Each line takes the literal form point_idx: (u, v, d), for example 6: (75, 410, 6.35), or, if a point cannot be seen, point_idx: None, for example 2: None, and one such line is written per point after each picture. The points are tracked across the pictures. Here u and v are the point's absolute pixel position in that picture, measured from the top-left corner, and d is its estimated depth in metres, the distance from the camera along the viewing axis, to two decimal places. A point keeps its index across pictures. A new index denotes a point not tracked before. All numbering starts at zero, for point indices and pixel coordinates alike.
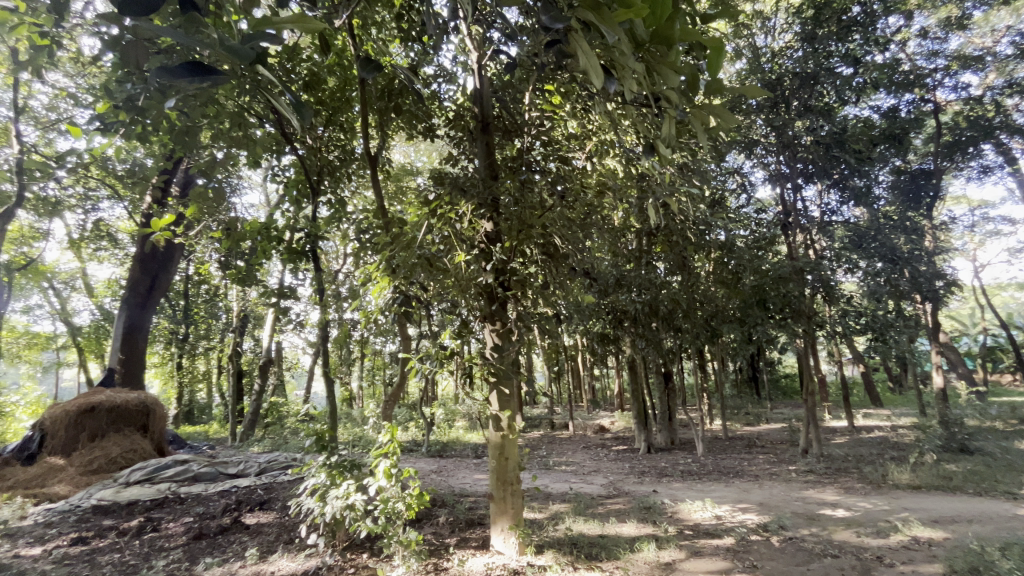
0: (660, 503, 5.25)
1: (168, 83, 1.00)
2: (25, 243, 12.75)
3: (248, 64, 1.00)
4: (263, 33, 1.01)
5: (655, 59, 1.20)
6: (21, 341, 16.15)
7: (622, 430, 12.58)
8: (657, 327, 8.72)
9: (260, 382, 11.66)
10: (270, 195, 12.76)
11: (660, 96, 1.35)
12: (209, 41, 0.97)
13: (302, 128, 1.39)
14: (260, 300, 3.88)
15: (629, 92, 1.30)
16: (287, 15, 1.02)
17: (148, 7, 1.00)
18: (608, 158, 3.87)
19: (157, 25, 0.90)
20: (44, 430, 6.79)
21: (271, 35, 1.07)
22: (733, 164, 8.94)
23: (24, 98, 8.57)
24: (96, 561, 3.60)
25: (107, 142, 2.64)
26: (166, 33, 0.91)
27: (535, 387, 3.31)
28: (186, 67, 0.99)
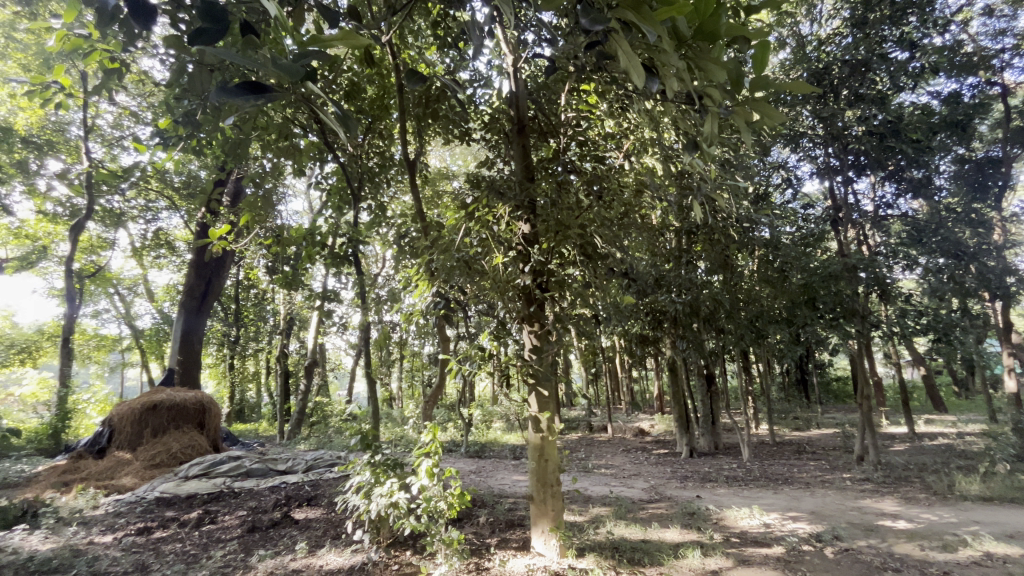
0: (705, 509, 5.11)
1: (227, 102, 1.05)
2: (94, 252, 13.76)
3: (298, 82, 1.02)
4: (312, 50, 1.04)
5: (699, 56, 1.17)
6: (91, 342, 17.43)
7: (662, 434, 12.31)
8: (699, 328, 8.58)
9: (306, 382, 12.11)
10: (313, 202, 13.29)
11: (703, 92, 1.31)
12: (264, 60, 1.00)
13: (346, 140, 1.40)
14: (305, 303, 4.04)
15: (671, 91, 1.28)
16: (335, 33, 1.06)
17: (214, 36, 1.07)
18: (647, 155, 3.80)
19: (211, 46, 0.90)
20: (112, 426, 7.30)
21: (320, 53, 1.11)
22: (778, 159, 8.62)
23: (93, 118, 9.30)
24: (161, 550, 3.85)
25: (167, 157, 2.81)
26: (221, 55, 0.91)
27: (573, 388, 3.28)
28: (243, 86, 1.03)
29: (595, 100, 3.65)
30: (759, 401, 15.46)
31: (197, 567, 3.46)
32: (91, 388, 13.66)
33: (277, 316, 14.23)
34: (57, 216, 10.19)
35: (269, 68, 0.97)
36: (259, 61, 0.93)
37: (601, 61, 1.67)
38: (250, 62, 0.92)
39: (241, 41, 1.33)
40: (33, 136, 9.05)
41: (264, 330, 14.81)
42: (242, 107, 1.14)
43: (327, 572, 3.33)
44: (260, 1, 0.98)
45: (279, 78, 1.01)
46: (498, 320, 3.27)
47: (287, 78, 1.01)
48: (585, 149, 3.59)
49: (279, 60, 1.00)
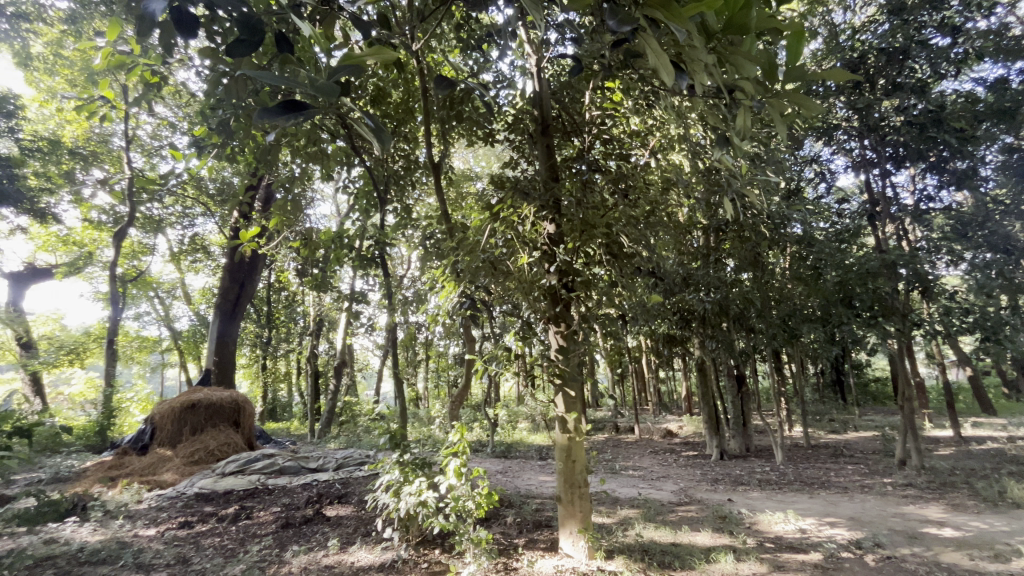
0: (737, 513, 4.99)
1: (268, 122, 1.10)
2: (136, 257, 14.39)
3: (334, 100, 1.05)
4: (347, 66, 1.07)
5: (728, 50, 1.15)
6: (133, 343, 18.22)
7: (691, 436, 12.09)
8: (728, 327, 8.39)
9: (336, 382, 12.37)
10: (340, 206, 13.55)
11: (733, 85, 1.29)
12: (303, 81, 1.04)
13: (378, 149, 1.43)
14: (334, 304, 4.14)
15: (702, 88, 1.27)
16: (367, 49, 1.09)
17: (253, 49, 1.12)
18: (673, 152, 3.74)
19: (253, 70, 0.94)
20: (154, 424, 7.62)
21: (352, 68, 1.13)
22: (810, 153, 8.37)
23: (133, 129, 9.72)
24: (201, 544, 3.99)
25: (202, 163, 2.90)
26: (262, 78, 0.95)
27: (600, 389, 3.24)
28: (281, 106, 1.08)
29: (619, 98, 3.61)
30: (792, 402, 15.00)
31: (234, 561, 3.58)
32: (134, 387, 14.28)
33: (307, 317, 14.57)
34: (101, 223, 10.70)
35: (307, 88, 1.00)
36: (296, 83, 0.97)
37: (629, 59, 1.66)
38: (290, 84, 0.96)
39: (278, 57, 1.38)
40: (79, 147, 9.52)
41: (295, 331, 15.21)
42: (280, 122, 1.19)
43: (359, 568, 3.40)
44: (295, 22, 1.02)
45: (315, 96, 1.04)
46: (523, 320, 3.28)
47: (324, 97, 1.04)
48: (610, 148, 3.56)
49: (316, 79, 1.03)
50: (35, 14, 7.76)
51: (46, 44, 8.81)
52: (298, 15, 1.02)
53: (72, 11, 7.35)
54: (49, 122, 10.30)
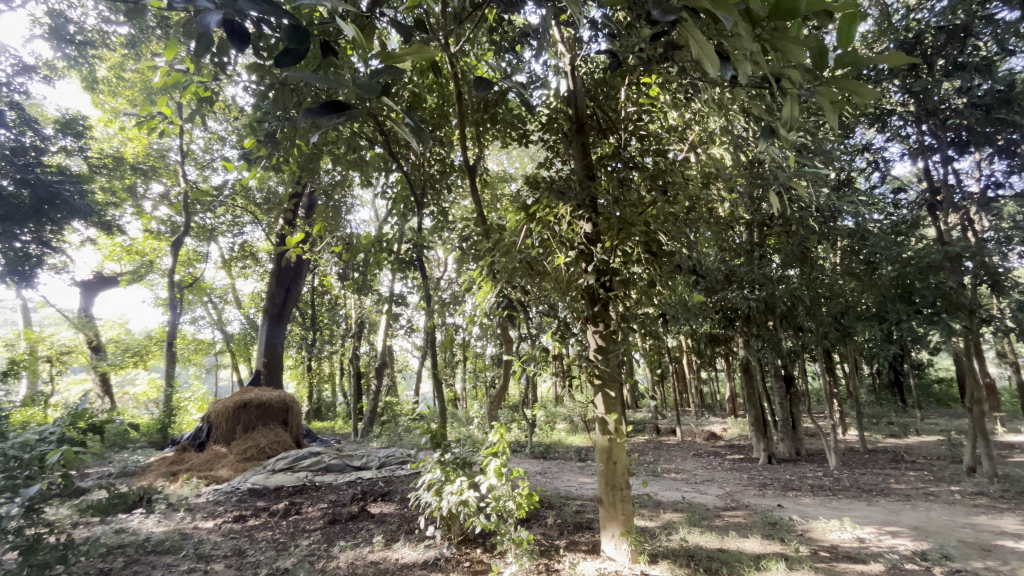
0: (788, 520, 4.78)
1: (314, 123, 1.13)
2: (191, 264, 15.24)
3: (374, 98, 1.08)
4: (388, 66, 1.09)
5: (776, 37, 1.11)
6: (190, 346, 19.28)
7: (736, 438, 11.69)
8: (775, 326, 8.07)
9: (377, 383, 12.68)
10: (379, 211, 13.93)
11: (780, 75, 1.24)
12: (348, 82, 1.07)
13: (419, 149, 1.45)
14: (375, 306, 4.25)
15: (747, 78, 1.23)
16: (409, 48, 1.11)
17: (300, 57, 1.16)
18: (712, 145, 3.61)
19: (300, 73, 0.98)
20: (210, 423, 8.03)
21: (393, 67, 1.16)
22: (862, 141, 7.94)
23: (188, 144, 10.39)
24: (255, 537, 4.18)
25: (250, 174, 3.05)
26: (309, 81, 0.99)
27: (640, 390, 3.18)
28: (327, 107, 1.11)
29: (656, 93, 3.56)
30: (845, 404, 14.25)
31: (286, 554, 3.73)
32: (191, 387, 15.15)
33: (349, 320, 15.02)
34: (160, 233, 11.40)
35: (348, 88, 1.04)
36: (340, 84, 1.00)
37: (670, 51, 1.63)
38: (333, 86, 0.99)
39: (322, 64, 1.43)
40: (139, 163, 10.20)
41: (337, 333, 15.70)
42: (325, 124, 1.22)
43: (403, 565, 3.47)
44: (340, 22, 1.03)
45: (357, 95, 1.07)
46: (561, 321, 3.28)
47: (365, 96, 1.08)
48: (646, 144, 3.52)
49: (358, 78, 1.06)
50: (99, 40, 8.34)
51: (109, 68, 9.50)
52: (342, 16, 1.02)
53: (132, 36, 7.88)
54: (113, 141, 11.09)
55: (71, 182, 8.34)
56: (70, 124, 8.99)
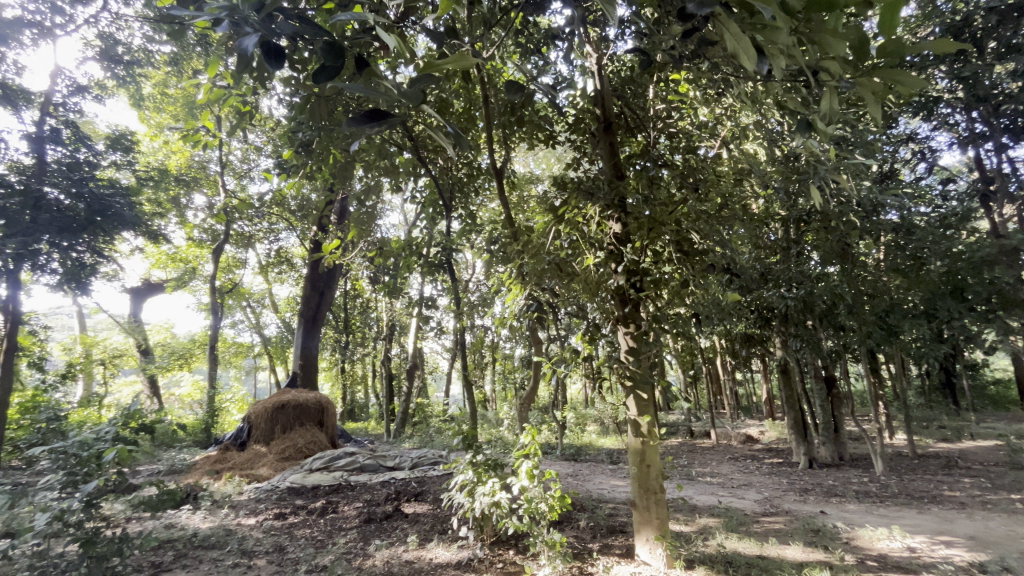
0: (832, 527, 4.59)
1: (356, 132, 1.17)
2: (231, 271, 15.83)
3: (417, 105, 1.09)
4: (429, 76, 1.04)
5: (815, 29, 1.09)
6: (231, 349, 20.03)
7: (775, 442, 11.31)
8: (814, 326, 7.77)
9: (408, 385, 12.85)
10: (408, 215, 14.17)
11: (818, 65, 1.20)
12: (390, 89, 1.08)
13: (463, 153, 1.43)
14: (406, 309, 4.33)
15: (782, 72, 1.20)
16: (449, 58, 1.00)
17: (336, 72, 1.19)
18: (746, 140, 3.52)
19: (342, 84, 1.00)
20: (250, 423, 8.32)
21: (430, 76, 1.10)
22: (906, 131, 7.58)
23: (227, 155, 10.92)
24: (294, 534, 4.31)
25: (287, 182, 3.17)
26: (350, 91, 1.01)
27: (675, 392, 3.11)
28: (368, 115, 1.13)
29: (685, 90, 3.51)
30: (891, 408, 13.61)
31: (324, 551, 3.83)
32: (233, 388, 15.75)
33: (380, 322, 15.31)
34: (202, 241, 11.90)
35: (387, 96, 1.05)
36: (381, 93, 1.02)
37: (703, 47, 1.61)
38: (374, 95, 1.00)
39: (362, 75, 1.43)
40: (183, 174, 10.93)
41: (369, 336, 16.00)
42: (367, 132, 1.26)
43: (437, 565, 3.51)
44: (379, 33, 1.02)
45: (400, 103, 1.09)
46: (590, 321, 3.28)
47: (409, 104, 1.09)
48: (676, 141, 3.45)
49: (400, 88, 1.07)
50: (145, 59, 8.72)
51: (154, 85, 10.24)
52: (382, 27, 1.02)
53: (175, 53, 8.25)
54: (158, 154, 11.71)
55: (122, 195, 7.53)
56: (120, 139, 8.51)
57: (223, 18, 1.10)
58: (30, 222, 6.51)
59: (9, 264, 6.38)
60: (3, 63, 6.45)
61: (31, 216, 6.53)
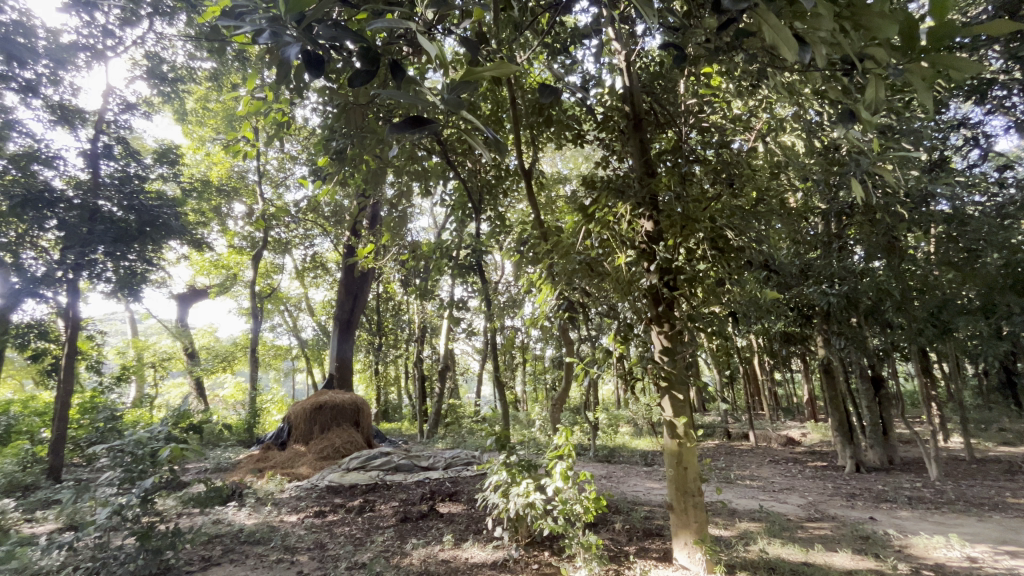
0: (883, 534, 4.38)
1: (397, 137, 1.18)
2: (270, 276, 16.38)
3: (459, 111, 1.10)
4: (468, 84, 1.01)
5: (862, 15, 1.06)
6: (271, 351, 20.75)
7: (818, 444, 10.87)
8: (859, 323, 7.44)
9: (440, 386, 12.98)
10: (438, 218, 14.34)
11: (865, 50, 1.16)
12: (432, 97, 1.11)
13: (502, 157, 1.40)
14: (437, 310, 4.40)
15: (825, 63, 1.17)
16: (488, 65, 0.96)
17: (372, 75, 1.22)
18: (783, 132, 3.43)
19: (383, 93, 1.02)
20: (290, 424, 8.60)
21: (468, 82, 1.10)
22: (957, 116, 7.16)
23: (265, 164, 11.37)
24: (334, 531, 4.42)
25: (323, 188, 3.27)
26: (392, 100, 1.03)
27: (713, 394, 3.03)
28: (410, 122, 1.15)
29: (717, 83, 3.44)
30: (945, 408, 12.86)
31: (363, 548, 3.92)
32: (273, 389, 16.28)
33: (412, 324, 15.55)
34: (242, 248, 12.40)
35: (427, 102, 1.06)
36: (424, 98, 1.04)
37: (740, 40, 1.58)
38: (414, 101, 1.02)
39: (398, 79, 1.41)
40: (224, 184, 11.59)
41: (401, 337, 16.29)
42: (407, 137, 1.27)
43: (473, 565, 3.53)
44: (420, 41, 1.03)
45: (444, 110, 1.10)
46: (622, 321, 3.23)
47: (451, 111, 1.10)
48: (709, 136, 3.38)
49: (441, 95, 1.09)
50: (187, 76, 9.07)
51: (197, 100, 10.79)
52: (424, 36, 1.03)
53: (215, 69, 8.62)
54: (201, 166, 12.28)
55: (169, 206, 7.91)
56: (165, 154, 8.57)
57: (265, 31, 1.13)
58: (87, 235, 6.92)
59: (69, 272, 6.87)
60: (60, 86, 6.89)
61: (88, 230, 6.95)
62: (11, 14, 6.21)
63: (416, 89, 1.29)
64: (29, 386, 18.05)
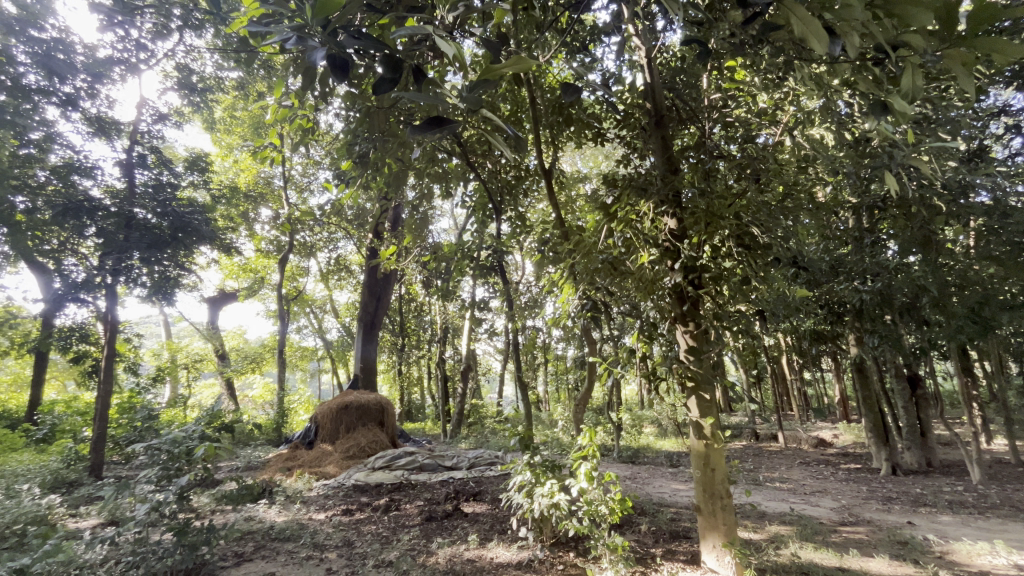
0: (922, 540, 4.21)
1: (419, 138, 1.18)
2: (296, 279, 16.74)
3: (478, 110, 1.09)
4: (486, 82, 1.00)
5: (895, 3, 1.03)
6: (297, 352, 21.20)
7: (851, 446, 10.54)
8: (894, 321, 7.18)
9: (463, 386, 13.06)
10: (458, 220, 14.41)
11: (900, 39, 1.13)
12: (452, 97, 1.10)
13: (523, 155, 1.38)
14: (459, 311, 4.42)
15: (858, 55, 1.14)
16: (505, 61, 0.95)
17: (396, 81, 1.23)
18: (811, 125, 3.33)
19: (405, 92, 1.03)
20: (317, 424, 8.77)
21: (488, 81, 1.09)
22: (997, 103, 6.82)
23: (290, 170, 11.64)
24: (361, 530, 4.49)
25: (346, 192, 3.33)
26: (412, 99, 1.04)
27: (741, 394, 2.96)
28: (431, 123, 1.15)
29: (742, 77, 3.37)
30: (988, 409, 12.29)
31: (390, 547, 3.97)
32: (300, 390, 16.64)
33: (434, 325, 15.69)
34: (270, 252, 12.72)
35: (448, 101, 1.06)
36: (443, 97, 1.03)
37: (768, 32, 1.55)
38: (433, 102, 1.02)
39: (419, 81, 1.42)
40: (251, 190, 11.94)
41: (423, 338, 16.46)
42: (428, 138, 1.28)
43: (499, 565, 3.54)
44: (440, 42, 1.02)
45: (464, 109, 1.10)
46: (645, 320, 3.18)
47: (470, 110, 1.10)
48: (733, 130, 3.31)
49: (460, 94, 1.09)
50: (215, 85, 9.34)
51: (224, 109, 11.10)
52: (443, 36, 1.02)
53: (242, 78, 8.85)
54: (229, 173, 12.64)
55: (199, 212, 8.17)
56: (196, 161, 8.97)
57: (290, 37, 1.14)
58: (123, 242, 7.19)
59: (108, 277, 7.13)
60: (98, 99, 7.20)
61: (124, 236, 7.21)
62: (51, 31, 6.58)
63: (438, 90, 1.29)
64: (70, 387, 18.84)
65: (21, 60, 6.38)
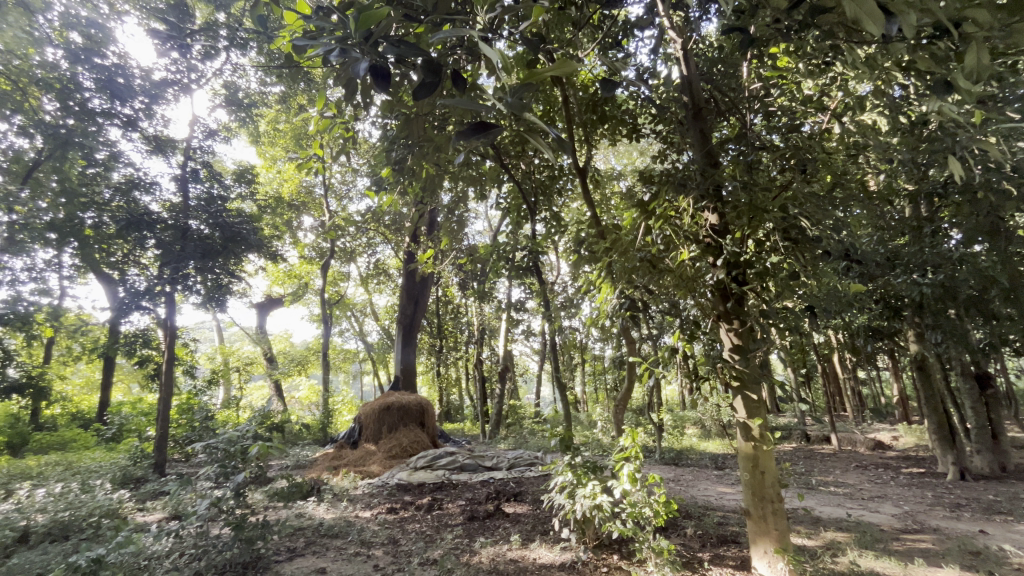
0: (996, 550, 3.92)
1: (463, 143, 1.21)
2: (337, 284, 17.28)
3: (519, 114, 1.11)
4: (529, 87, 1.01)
5: None
6: (340, 355, 21.87)
7: (913, 448, 9.90)
8: (958, 314, 6.71)
9: (501, 387, 13.14)
10: (493, 221, 14.50)
11: (961, 16, 1.07)
12: (495, 102, 1.12)
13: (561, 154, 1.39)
14: (497, 312, 4.45)
15: (916, 35, 1.09)
16: (549, 65, 0.97)
17: (436, 86, 1.26)
18: (862, 110, 3.15)
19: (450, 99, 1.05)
20: (360, 424, 9.02)
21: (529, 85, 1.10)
22: None
23: (329, 178, 12.03)
24: (406, 528, 4.59)
25: (385, 198, 3.42)
26: (458, 105, 1.06)
27: (790, 393, 2.85)
28: (474, 128, 1.18)
29: (784, 64, 3.24)
30: None
31: (434, 545, 4.04)
32: (344, 391, 17.16)
33: (471, 326, 15.86)
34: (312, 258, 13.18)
35: (491, 107, 1.08)
36: (485, 103, 1.05)
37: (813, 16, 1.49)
38: (477, 108, 1.05)
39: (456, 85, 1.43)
40: (293, 199, 12.41)
41: (461, 339, 16.64)
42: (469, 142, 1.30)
43: (542, 565, 3.54)
44: (484, 49, 1.04)
45: (505, 114, 1.12)
46: (687, 318, 3.11)
47: (512, 115, 1.11)
48: (776, 120, 3.18)
49: (502, 101, 1.10)
50: (260, 100, 9.77)
51: (268, 122, 11.60)
52: (487, 43, 1.03)
53: (284, 92, 9.24)
54: (273, 183, 13.19)
55: (247, 222, 8.58)
56: (243, 173, 9.43)
57: (335, 50, 1.19)
58: (180, 252, 7.64)
59: (167, 286, 7.62)
60: (154, 119, 7.67)
61: (180, 247, 7.68)
62: (111, 58, 7.09)
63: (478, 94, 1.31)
64: (135, 390, 20.14)
65: (87, 86, 6.90)
